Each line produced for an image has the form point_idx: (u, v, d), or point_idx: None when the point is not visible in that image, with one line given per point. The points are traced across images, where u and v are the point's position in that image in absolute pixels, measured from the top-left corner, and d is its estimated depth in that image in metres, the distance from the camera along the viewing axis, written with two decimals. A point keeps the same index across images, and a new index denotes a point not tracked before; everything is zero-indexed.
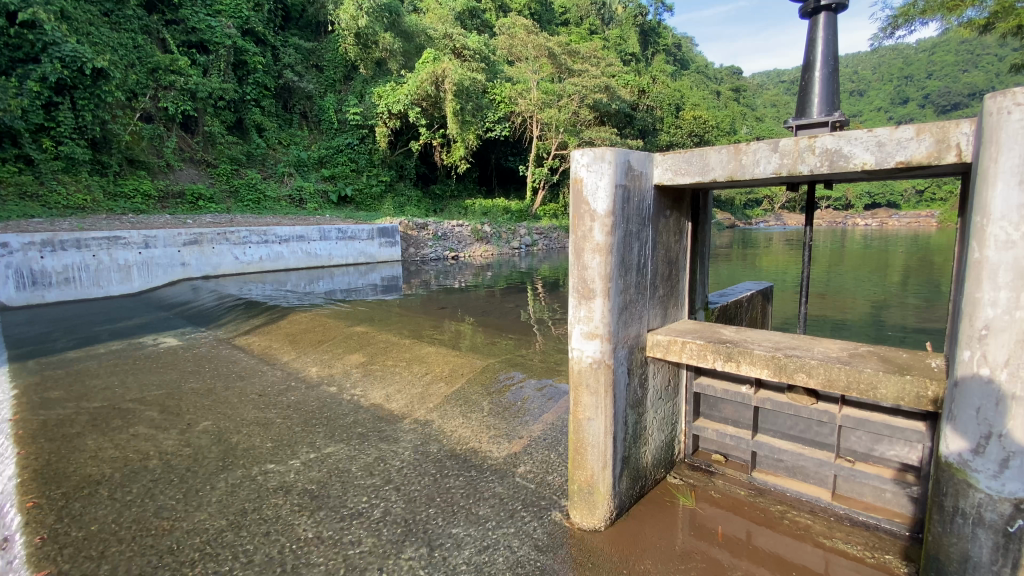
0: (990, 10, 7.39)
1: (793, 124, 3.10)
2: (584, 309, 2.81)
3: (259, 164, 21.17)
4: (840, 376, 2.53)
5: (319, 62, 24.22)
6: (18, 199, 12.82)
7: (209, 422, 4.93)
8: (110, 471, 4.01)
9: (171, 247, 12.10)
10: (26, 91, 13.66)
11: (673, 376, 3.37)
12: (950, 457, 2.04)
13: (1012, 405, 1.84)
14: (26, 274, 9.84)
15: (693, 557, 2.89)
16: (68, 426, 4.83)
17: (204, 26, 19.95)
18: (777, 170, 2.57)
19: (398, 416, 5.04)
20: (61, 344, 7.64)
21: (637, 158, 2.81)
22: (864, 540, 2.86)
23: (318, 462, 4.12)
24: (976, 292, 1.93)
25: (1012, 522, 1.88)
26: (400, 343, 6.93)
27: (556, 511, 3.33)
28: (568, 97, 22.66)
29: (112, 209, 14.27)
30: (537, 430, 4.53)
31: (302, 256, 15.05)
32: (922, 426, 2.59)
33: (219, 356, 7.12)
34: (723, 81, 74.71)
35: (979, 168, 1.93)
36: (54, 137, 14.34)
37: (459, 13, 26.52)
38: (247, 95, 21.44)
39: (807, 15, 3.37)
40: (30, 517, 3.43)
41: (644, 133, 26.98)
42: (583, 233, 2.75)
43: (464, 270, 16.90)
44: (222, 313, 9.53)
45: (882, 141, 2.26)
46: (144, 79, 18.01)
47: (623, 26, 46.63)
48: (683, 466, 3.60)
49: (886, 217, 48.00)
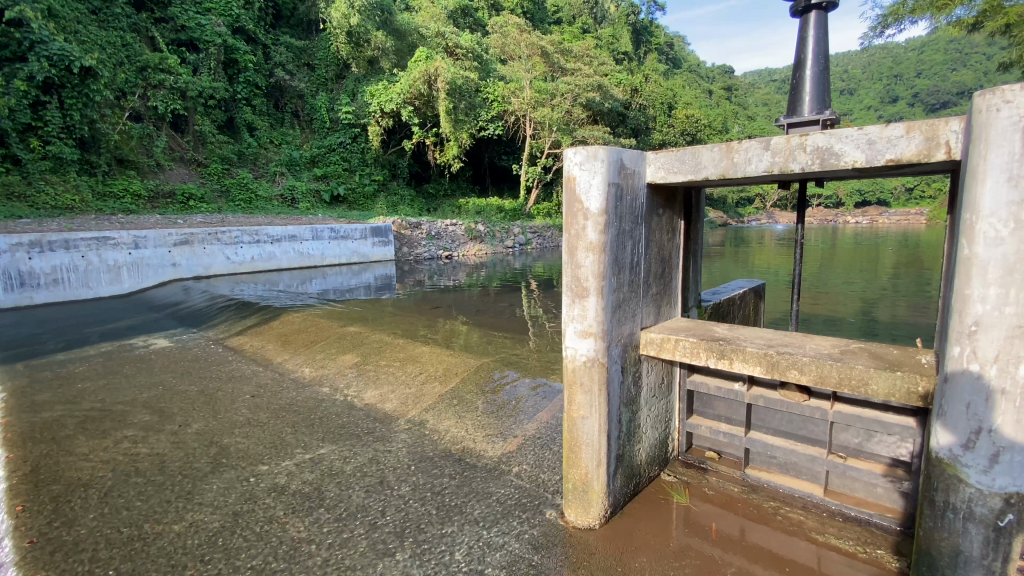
0: (978, 9, 7.48)
1: (784, 122, 3.10)
2: (578, 307, 2.80)
3: (250, 163, 20.98)
4: (831, 373, 2.55)
5: (311, 61, 24.10)
6: (6, 199, 12.68)
7: (201, 423, 4.90)
8: (100, 474, 3.96)
9: (161, 247, 12.04)
10: (13, 90, 13.39)
11: (666, 375, 3.39)
12: (941, 451, 2.05)
13: (1000, 400, 1.86)
14: (14, 276, 9.67)
15: (687, 555, 2.90)
16: (56, 429, 4.76)
17: (193, 24, 19.92)
18: (769, 168, 2.58)
19: (391, 416, 5.02)
20: (49, 347, 7.52)
21: (630, 157, 2.82)
22: (856, 535, 2.89)
23: (312, 464, 4.09)
24: (965, 289, 1.95)
25: (1003, 516, 1.90)
26: (392, 343, 6.88)
27: (551, 512, 3.30)
28: (561, 96, 22.57)
29: (102, 209, 14.20)
30: (531, 429, 4.53)
31: (294, 256, 15.02)
32: (911, 421, 2.59)
33: (211, 357, 7.10)
34: (712, 82, 75.28)
35: (968, 165, 1.95)
36: (42, 137, 14.16)
37: (452, 11, 26.28)
38: (238, 94, 21.29)
39: (797, 14, 3.40)
40: (19, 521, 3.37)
41: (637, 132, 27.10)
42: (576, 231, 2.76)
43: (458, 270, 16.68)
44: (214, 313, 9.44)
45: (873, 139, 2.28)
46: (133, 78, 17.92)
47: (615, 24, 46.08)
48: (678, 464, 3.61)
49: (875, 216, 48.57)
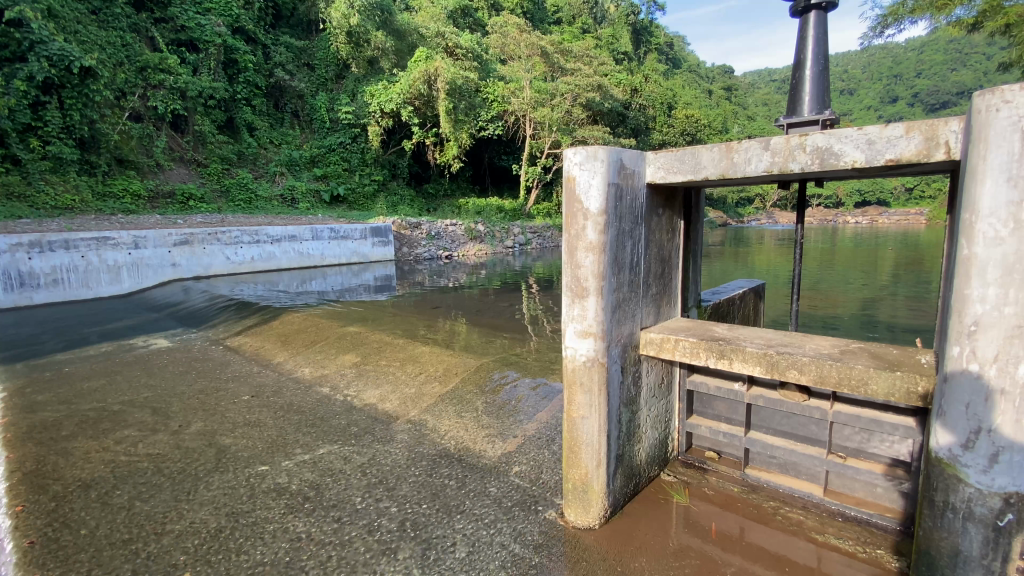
0: (978, 9, 7.47)
1: (784, 122, 3.10)
2: (578, 307, 2.80)
3: (250, 163, 21.00)
4: (831, 373, 2.56)
5: (311, 61, 24.09)
6: (5, 199, 12.68)
7: (200, 424, 4.89)
8: (100, 475, 3.96)
9: (161, 247, 12.03)
10: (13, 90, 13.37)
11: (666, 375, 3.39)
12: (940, 451, 2.05)
13: (1000, 400, 1.86)
14: (14, 276, 9.67)
15: (687, 555, 2.90)
16: (55, 429, 4.76)
17: (193, 24, 19.91)
18: (768, 168, 2.58)
19: (391, 416, 5.02)
20: (49, 347, 7.53)
21: (630, 157, 2.82)
22: (856, 535, 2.89)
23: (311, 464, 4.09)
24: (965, 289, 1.95)
25: (1002, 516, 1.90)
26: (392, 343, 6.88)
27: (551, 512, 3.30)
28: (561, 96, 22.58)
29: (101, 209, 14.20)
30: (531, 429, 4.54)
31: (294, 256, 15.01)
32: (911, 421, 2.59)
33: (211, 356, 7.10)
34: (712, 82, 75.30)
35: (968, 165, 1.95)
36: (42, 137, 14.15)
37: (452, 11, 26.31)
38: (238, 94, 21.29)
39: (797, 14, 3.40)
40: (19, 521, 3.37)
41: (637, 131, 27.12)
42: (576, 231, 2.76)
43: (458, 270, 16.68)
44: (214, 313, 9.44)
45: (872, 139, 2.28)
46: (133, 78, 17.90)
47: (615, 24, 46.01)
48: (678, 464, 3.62)
49: (875, 216, 48.62)
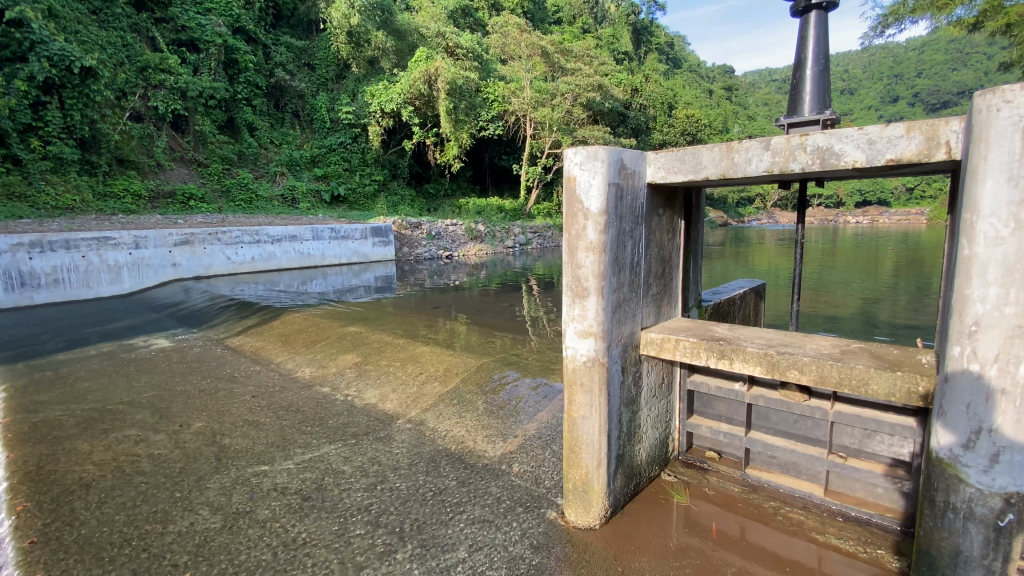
0: (978, 9, 7.46)
1: (784, 122, 3.10)
2: (578, 307, 2.80)
3: (250, 163, 21.01)
4: (832, 373, 2.55)
5: (311, 61, 24.11)
6: (6, 199, 12.68)
7: (201, 423, 4.90)
8: (100, 475, 3.96)
9: (162, 247, 12.04)
10: (13, 90, 13.37)
11: (666, 375, 3.39)
12: (941, 451, 2.05)
13: (1000, 400, 1.86)
14: (14, 276, 9.68)
15: (687, 555, 2.90)
16: (56, 429, 4.76)
17: (194, 24, 19.91)
18: (769, 168, 2.58)
19: (391, 416, 5.02)
20: (49, 347, 7.54)
21: (630, 157, 2.82)
22: (856, 535, 2.89)
23: (311, 464, 4.09)
24: (966, 289, 1.95)
25: (1003, 516, 1.90)
26: (392, 343, 6.88)
27: (551, 512, 3.30)
28: (562, 96, 22.58)
29: (102, 209, 14.22)
30: (532, 429, 4.54)
31: (295, 256, 15.02)
32: (912, 421, 2.59)
33: (211, 356, 7.10)
34: (712, 82, 75.29)
35: (968, 164, 1.95)
36: (42, 137, 14.14)
37: (452, 11, 26.30)
38: (238, 94, 21.28)
39: (798, 14, 3.40)
40: (20, 521, 3.37)
41: (637, 131, 27.11)
42: (576, 231, 2.76)
43: (458, 270, 16.68)
44: (214, 313, 9.44)
45: (873, 139, 2.28)
46: (134, 78, 17.91)
47: (615, 24, 45.97)
48: (678, 464, 3.62)
49: (875, 215, 48.60)
